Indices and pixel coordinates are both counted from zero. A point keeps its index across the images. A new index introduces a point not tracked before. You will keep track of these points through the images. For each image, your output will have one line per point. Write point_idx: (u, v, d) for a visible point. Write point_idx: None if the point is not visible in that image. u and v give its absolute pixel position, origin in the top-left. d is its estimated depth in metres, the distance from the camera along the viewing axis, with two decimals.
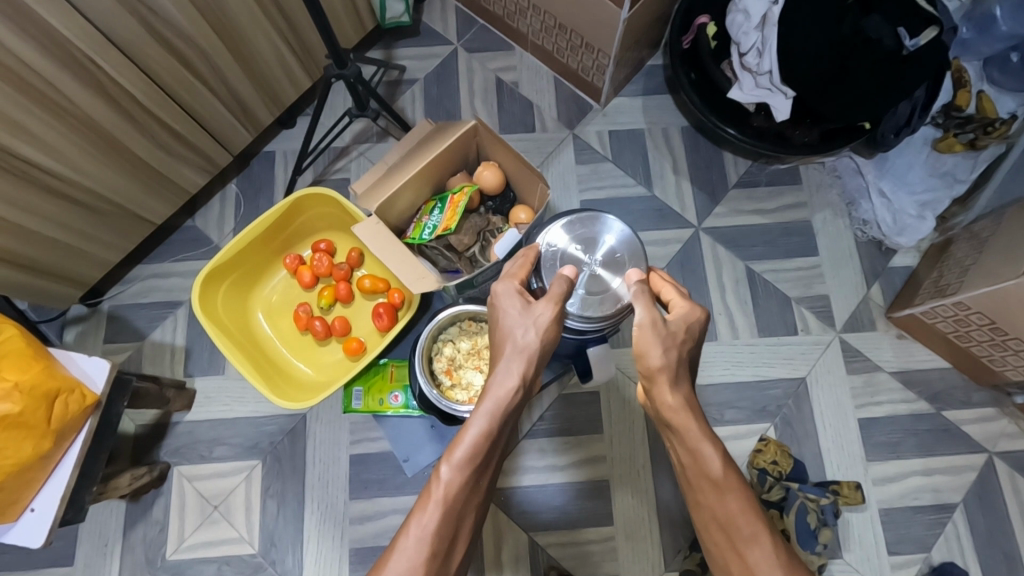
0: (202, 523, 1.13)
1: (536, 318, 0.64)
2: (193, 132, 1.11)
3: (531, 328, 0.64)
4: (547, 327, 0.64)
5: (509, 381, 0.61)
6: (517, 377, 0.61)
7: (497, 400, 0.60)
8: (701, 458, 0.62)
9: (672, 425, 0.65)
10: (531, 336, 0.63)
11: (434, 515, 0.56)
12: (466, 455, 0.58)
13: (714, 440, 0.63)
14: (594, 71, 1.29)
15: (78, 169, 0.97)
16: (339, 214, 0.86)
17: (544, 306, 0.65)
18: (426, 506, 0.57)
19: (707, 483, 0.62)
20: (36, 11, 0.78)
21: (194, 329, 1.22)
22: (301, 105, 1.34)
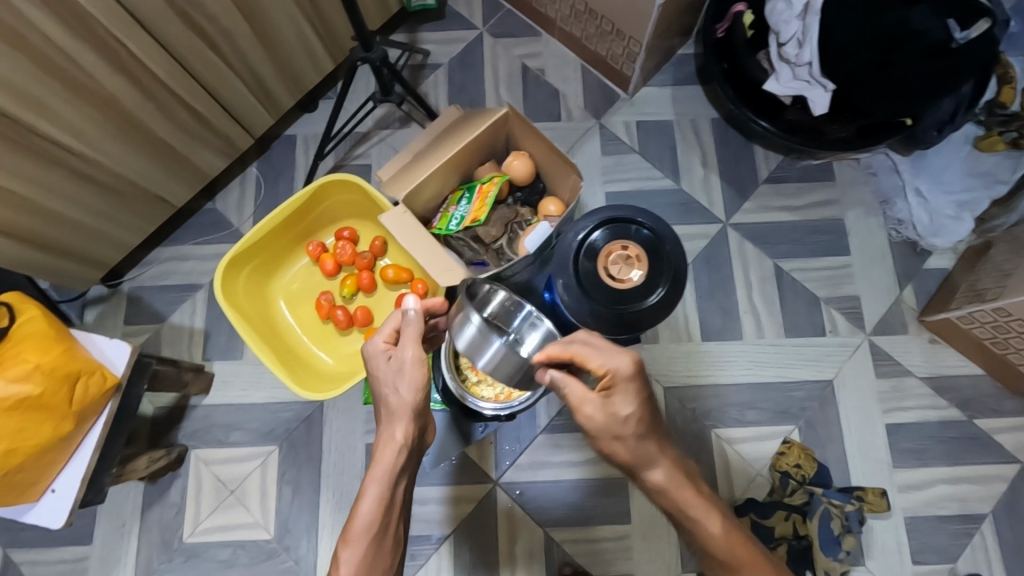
0: (218, 507, 1.13)
1: (401, 376, 0.69)
2: (214, 113, 1.09)
3: (401, 383, 0.70)
4: (416, 380, 0.69)
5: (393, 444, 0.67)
6: (398, 440, 0.67)
7: (383, 465, 0.67)
8: (713, 536, 0.65)
9: (665, 503, 0.67)
10: (403, 395, 0.69)
11: None
12: (364, 527, 0.65)
13: (717, 515, 0.66)
14: (623, 59, 1.25)
15: (98, 148, 0.96)
16: (365, 201, 0.85)
17: (412, 361, 0.70)
18: None
19: (734, 568, 0.65)
20: None
21: (213, 313, 1.22)
22: (323, 88, 1.32)
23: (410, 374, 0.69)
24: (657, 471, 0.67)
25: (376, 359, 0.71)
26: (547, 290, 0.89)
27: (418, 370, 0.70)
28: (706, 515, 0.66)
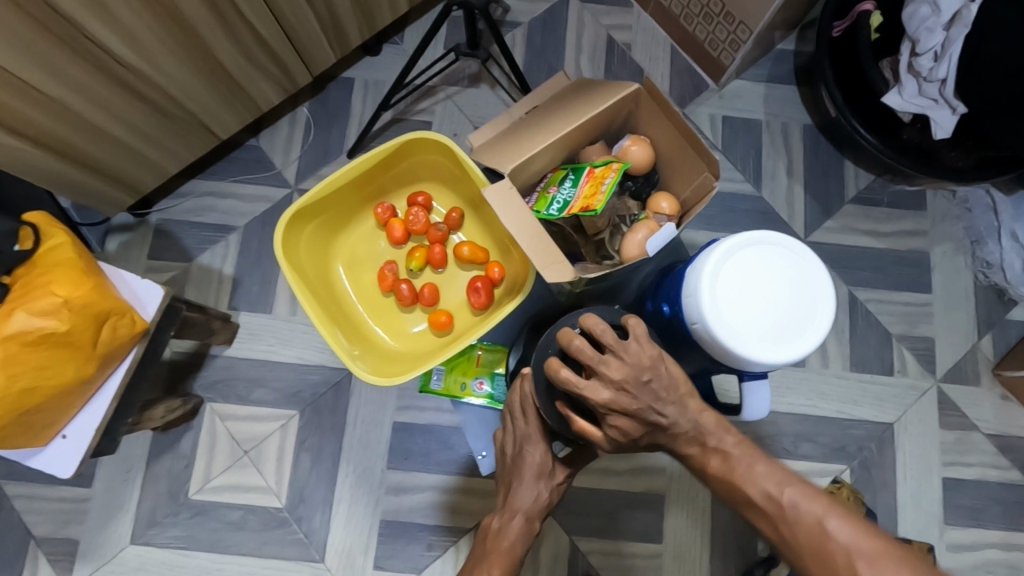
0: (231, 466, 1.06)
1: (529, 455, 0.71)
2: (278, 40, 0.98)
3: (527, 456, 0.71)
4: (540, 459, 0.71)
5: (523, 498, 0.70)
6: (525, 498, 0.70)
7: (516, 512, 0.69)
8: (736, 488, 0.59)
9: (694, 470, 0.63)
10: (530, 465, 0.71)
11: None
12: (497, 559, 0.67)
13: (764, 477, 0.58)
14: (723, 45, 1.14)
15: (152, 63, 0.85)
16: (450, 167, 0.75)
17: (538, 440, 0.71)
18: None
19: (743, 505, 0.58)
20: None
21: (246, 258, 1.13)
22: (391, 32, 1.21)
23: (532, 464, 0.71)
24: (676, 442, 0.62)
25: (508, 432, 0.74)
26: (669, 303, 0.71)
27: (541, 462, 0.71)
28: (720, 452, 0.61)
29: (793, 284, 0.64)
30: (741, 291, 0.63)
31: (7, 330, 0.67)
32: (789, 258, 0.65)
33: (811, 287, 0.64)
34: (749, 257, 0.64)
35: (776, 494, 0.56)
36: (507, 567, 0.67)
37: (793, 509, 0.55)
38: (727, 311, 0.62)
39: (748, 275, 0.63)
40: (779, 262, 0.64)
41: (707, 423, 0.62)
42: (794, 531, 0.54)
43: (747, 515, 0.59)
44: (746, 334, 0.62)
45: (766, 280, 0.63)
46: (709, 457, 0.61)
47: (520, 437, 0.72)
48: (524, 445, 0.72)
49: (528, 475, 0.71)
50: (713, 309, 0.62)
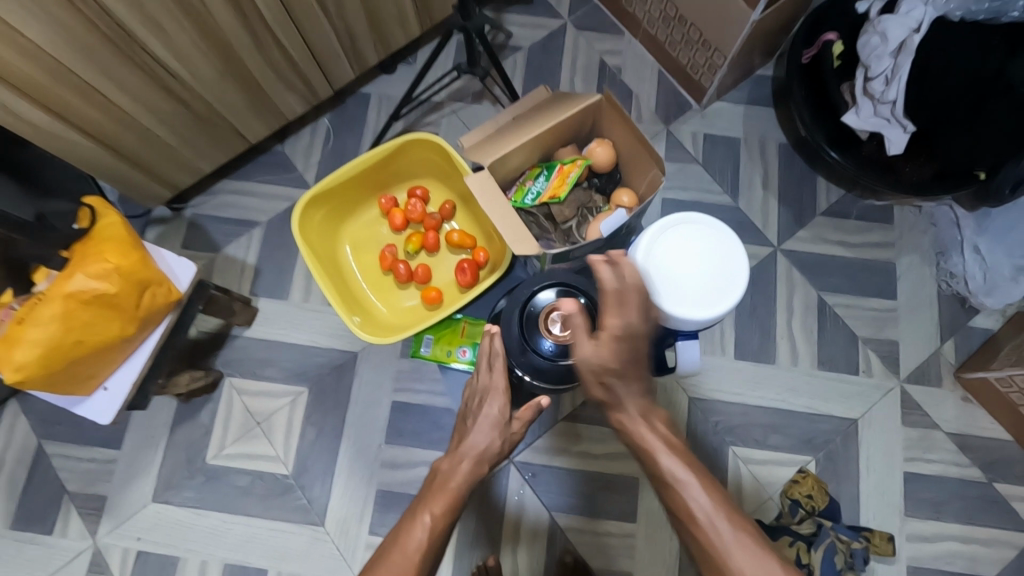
0: (243, 436, 1.17)
1: (490, 407, 0.76)
2: (303, 57, 1.12)
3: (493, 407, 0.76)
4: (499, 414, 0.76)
5: (481, 442, 0.73)
6: (484, 443, 0.73)
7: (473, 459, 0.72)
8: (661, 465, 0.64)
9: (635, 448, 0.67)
10: (492, 414, 0.76)
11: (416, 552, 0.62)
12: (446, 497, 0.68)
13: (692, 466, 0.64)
14: (703, 69, 1.26)
15: (195, 73, 0.99)
16: (445, 164, 0.87)
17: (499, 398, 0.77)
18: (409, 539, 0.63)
19: (670, 481, 0.63)
20: None
21: (267, 250, 1.26)
22: (404, 53, 1.35)
23: (490, 412, 0.76)
24: (623, 400, 0.66)
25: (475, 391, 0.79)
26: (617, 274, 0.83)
27: (500, 413, 0.76)
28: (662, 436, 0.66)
29: (718, 257, 0.79)
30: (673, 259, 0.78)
31: (68, 288, 0.80)
32: (714, 235, 0.80)
33: (728, 257, 0.79)
34: (680, 233, 0.79)
35: (695, 493, 0.62)
36: (447, 502, 0.67)
37: (703, 505, 0.61)
38: (660, 275, 0.77)
39: (679, 246, 0.78)
40: (705, 237, 0.79)
41: (649, 413, 0.67)
42: (705, 520, 0.61)
43: (662, 489, 0.64)
44: (673, 292, 0.76)
45: (694, 250, 0.78)
46: (650, 430, 0.66)
47: (483, 391, 0.79)
48: (486, 397, 0.78)
49: (485, 425, 0.75)
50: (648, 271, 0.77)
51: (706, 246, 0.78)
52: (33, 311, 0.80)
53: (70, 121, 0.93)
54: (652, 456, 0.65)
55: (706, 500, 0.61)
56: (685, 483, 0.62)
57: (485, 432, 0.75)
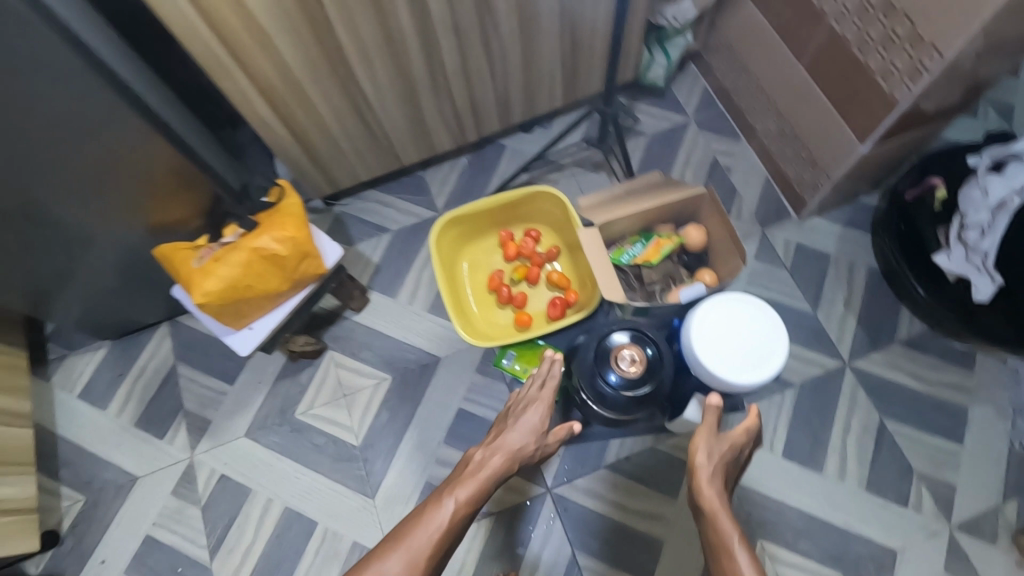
0: (329, 403, 1.36)
1: (529, 420, 0.92)
2: (464, 106, 1.36)
3: (530, 422, 0.92)
4: (533, 427, 0.91)
5: (520, 443, 0.89)
6: (516, 446, 0.88)
7: (507, 456, 0.87)
8: (719, 526, 0.77)
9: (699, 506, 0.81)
10: (525, 428, 0.91)
11: (438, 527, 0.78)
12: (475, 488, 0.83)
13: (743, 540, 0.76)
14: (807, 185, 1.37)
15: (382, 103, 1.25)
16: (561, 216, 1.04)
17: (538, 412, 0.92)
18: (437, 515, 0.80)
19: (726, 540, 0.76)
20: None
21: (390, 254, 1.48)
22: (543, 119, 1.57)
23: (530, 420, 0.92)
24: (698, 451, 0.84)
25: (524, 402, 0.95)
26: (678, 316, 0.94)
27: (539, 422, 0.92)
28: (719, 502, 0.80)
29: (754, 356, 0.84)
30: (726, 326, 0.85)
31: (256, 244, 1.02)
32: (766, 342, 0.84)
33: (760, 363, 0.83)
34: (747, 316, 0.86)
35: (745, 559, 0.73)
36: (473, 492, 0.82)
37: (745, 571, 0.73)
38: (709, 324, 0.85)
39: (737, 323, 0.85)
40: (759, 338, 0.85)
41: (713, 477, 0.83)
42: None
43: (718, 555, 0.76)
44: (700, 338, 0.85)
45: (743, 336, 0.85)
46: (711, 492, 0.81)
47: (528, 402, 0.95)
48: (529, 408, 0.93)
49: (519, 429, 0.91)
50: (705, 315, 0.86)
51: (754, 342, 0.84)
52: (226, 254, 1.03)
53: (286, 123, 1.20)
54: (710, 514, 0.79)
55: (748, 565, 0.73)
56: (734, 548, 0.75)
57: (524, 437, 0.89)
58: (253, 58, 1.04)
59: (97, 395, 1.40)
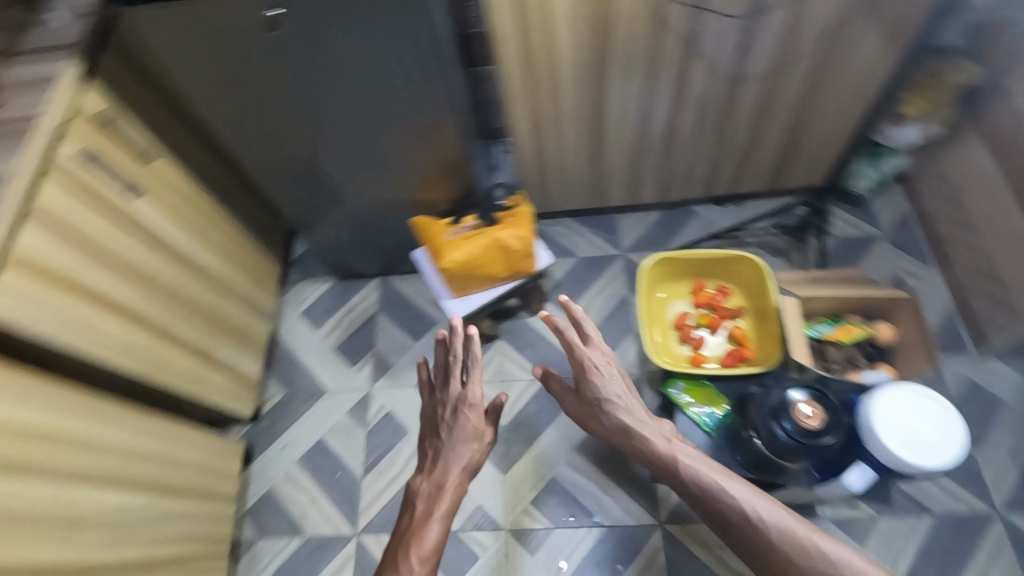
0: (489, 383, 1.57)
1: (461, 432, 1.24)
2: (677, 171, 1.55)
3: (462, 446, 1.22)
4: (469, 446, 1.23)
5: (461, 461, 1.20)
6: (462, 460, 1.21)
7: (455, 481, 1.18)
8: (700, 482, 0.99)
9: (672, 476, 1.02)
10: (466, 442, 1.23)
11: (428, 540, 1.09)
12: (433, 530, 1.11)
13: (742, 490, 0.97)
14: (998, 326, 1.38)
15: (614, 152, 1.47)
16: (756, 282, 1.17)
17: (467, 418, 1.25)
18: (422, 538, 1.09)
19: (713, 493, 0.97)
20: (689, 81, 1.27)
21: (571, 275, 1.69)
22: (738, 198, 1.72)
23: (466, 425, 1.24)
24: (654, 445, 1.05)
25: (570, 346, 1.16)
26: (859, 392, 1.00)
27: (475, 424, 1.24)
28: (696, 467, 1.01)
29: (909, 439, 0.92)
30: (917, 411, 0.93)
31: (499, 235, 1.27)
32: (924, 445, 0.91)
33: (905, 445, 0.91)
34: (937, 423, 0.93)
35: (751, 507, 0.95)
36: (426, 529, 1.11)
37: (759, 514, 0.94)
38: (914, 398, 0.95)
39: (927, 419, 0.93)
40: (925, 438, 0.92)
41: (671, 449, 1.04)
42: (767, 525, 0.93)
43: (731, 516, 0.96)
44: (895, 395, 0.95)
45: (916, 425, 0.93)
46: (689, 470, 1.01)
47: (462, 404, 1.26)
48: (462, 410, 1.25)
49: (455, 459, 1.21)
50: (921, 395, 0.95)
51: (920, 434, 0.92)
52: (473, 237, 1.28)
53: (537, 151, 1.46)
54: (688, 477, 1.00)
55: (781, 521, 0.93)
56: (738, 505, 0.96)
57: (463, 457, 1.21)
58: (541, 98, 1.29)
59: (314, 317, 1.73)
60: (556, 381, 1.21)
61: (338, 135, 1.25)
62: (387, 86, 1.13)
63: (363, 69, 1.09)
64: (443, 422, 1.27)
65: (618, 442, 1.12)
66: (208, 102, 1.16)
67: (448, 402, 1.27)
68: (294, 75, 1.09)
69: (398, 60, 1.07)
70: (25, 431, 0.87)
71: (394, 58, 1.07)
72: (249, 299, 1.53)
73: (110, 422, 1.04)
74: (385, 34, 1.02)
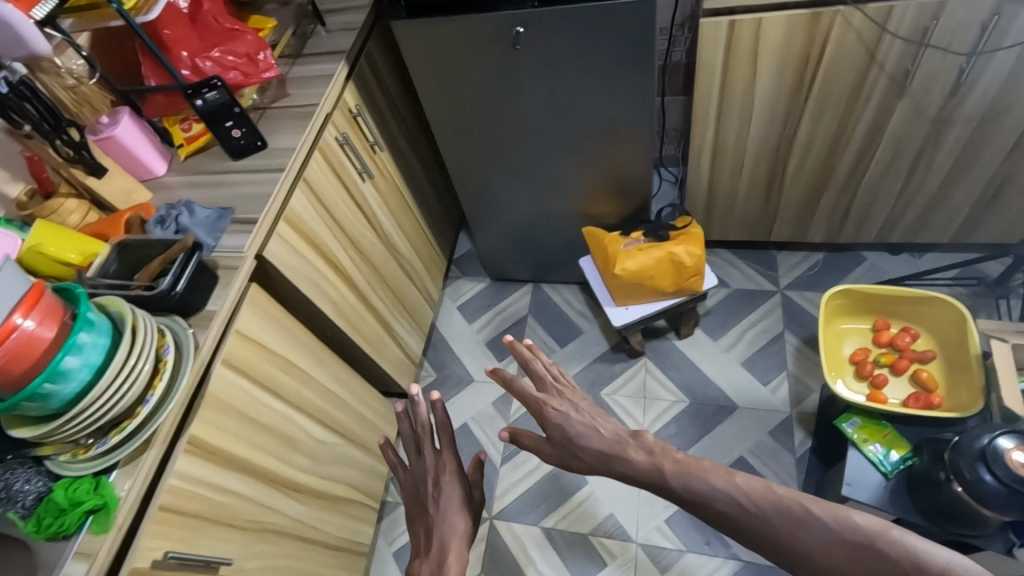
0: (630, 397, 1.60)
1: (443, 490, 1.01)
2: (854, 212, 1.51)
3: (450, 506, 0.99)
4: (449, 491, 1.00)
5: (455, 517, 0.97)
6: (458, 522, 0.96)
7: (456, 536, 0.95)
8: (687, 481, 0.81)
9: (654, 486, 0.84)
10: (451, 488, 1.01)
11: None
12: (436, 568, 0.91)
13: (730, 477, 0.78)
14: None
15: (791, 187, 1.47)
16: (952, 328, 1.12)
17: (450, 483, 1.01)
18: None
19: (701, 490, 0.79)
20: (888, 121, 1.26)
21: (722, 305, 1.69)
22: (915, 248, 1.64)
23: (450, 494, 1.00)
24: (642, 475, 0.86)
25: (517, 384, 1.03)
26: None
27: (451, 473, 1.02)
28: (672, 465, 0.84)
29: None
30: None
31: (673, 250, 1.32)
32: None
33: None
34: None
35: (740, 492, 0.76)
36: (438, 574, 0.90)
37: (748, 495, 0.76)
38: None
39: None
40: None
41: (649, 456, 0.87)
42: (763, 511, 0.74)
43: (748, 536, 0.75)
44: None
45: None
46: (676, 481, 0.82)
47: (433, 470, 1.04)
48: (439, 473, 1.03)
49: (448, 534, 0.95)
50: None
51: None
52: (647, 249, 1.35)
53: (711, 180, 1.50)
54: (680, 485, 0.81)
55: (760, 503, 0.74)
56: (744, 514, 0.75)
57: (455, 517, 0.97)
58: (730, 126, 1.34)
59: (468, 313, 1.87)
60: (524, 437, 0.98)
61: (538, 147, 1.35)
62: (599, 103, 1.22)
63: (579, 88, 1.19)
64: (429, 497, 1.02)
65: (610, 472, 0.91)
66: (436, 109, 1.31)
67: (416, 481, 1.06)
68: (517, 90, 1.21)
69: (617, 80, 1.16)
70: (274, 356, 1.04)
71: (613, 77, 1.16)
72: (422, 287, 1.70)
73: (322, 366, 1.21)
74: (613, 54, 1.11)
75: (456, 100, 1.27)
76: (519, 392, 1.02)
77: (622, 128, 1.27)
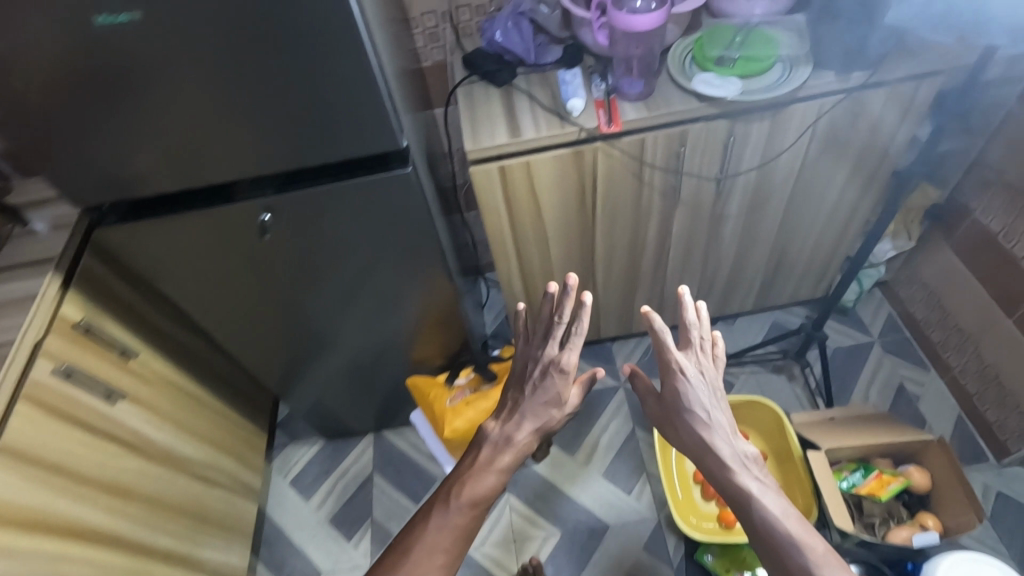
0: (499, 544, 1.46)
1: (542, 392, 0.94)
2: (668, 299, 1.55)
3: (530, 421, 0.94)
4: (550, 391, 0.94)
5: (503, 455, 0.91)
6: (528, 429, 0.94)
7: (479, 484, 0.88)
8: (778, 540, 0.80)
9: (753, 522, 0.83)
10: (529, 426, 0.94)
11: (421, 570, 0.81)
12: (439, 528, 0.85)
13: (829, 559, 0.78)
14: (1011, 431, 1.37)
15: (605, 290, 1.47)
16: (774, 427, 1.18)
17: (551, 385, 0.94)
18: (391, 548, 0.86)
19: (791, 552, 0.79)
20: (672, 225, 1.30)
21: (572, 412, 1.63)
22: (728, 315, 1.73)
23: (546, 390, 0.94)
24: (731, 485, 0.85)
25: (552, 374, 0.94)
26: (911, 559, 1.07)
27: (556, 394, 0.94)
28: (769, 513, 0.82)
29: None
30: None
31: None
32: None
33: None
34: None
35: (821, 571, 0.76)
36: (451, 536, 0.85)
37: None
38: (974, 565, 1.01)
39: None
40: None
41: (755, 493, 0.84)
42: None
43: None
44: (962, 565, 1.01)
45: None
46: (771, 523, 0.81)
47: (545, 371, 0.95)
48: (548, 374, 0.94)
49: (510, 437, 0.93)
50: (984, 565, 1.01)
51: None
52: None
53: (528, 300, 1.45)
54: (763, 522, 0.82)
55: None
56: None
57: (529, 419, 0.94)
58: (529, 253, 1.31)
59: (304, 485, 1.61)
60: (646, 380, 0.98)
61: (330, 316, 1.21)
62: (381, 277, 1.12)
63: (355, 261, 1.07)
64: (528, 381, 0.96)
65: (697, 461, 0.91)
66: (199, 299, 1.13)
67: (530, 378, 0.97)
68: (283, 271, 1.07)
69: (394, 249, 1.06)
70: None
71: (390, 247, 1.05)
72: (235, 480, 1.43)
73: None
74: (382, 228, 1.01)
75: (217, 289, 1.11)
76: (674, 364, 0.89)
77: (412, 290, 1.17)
